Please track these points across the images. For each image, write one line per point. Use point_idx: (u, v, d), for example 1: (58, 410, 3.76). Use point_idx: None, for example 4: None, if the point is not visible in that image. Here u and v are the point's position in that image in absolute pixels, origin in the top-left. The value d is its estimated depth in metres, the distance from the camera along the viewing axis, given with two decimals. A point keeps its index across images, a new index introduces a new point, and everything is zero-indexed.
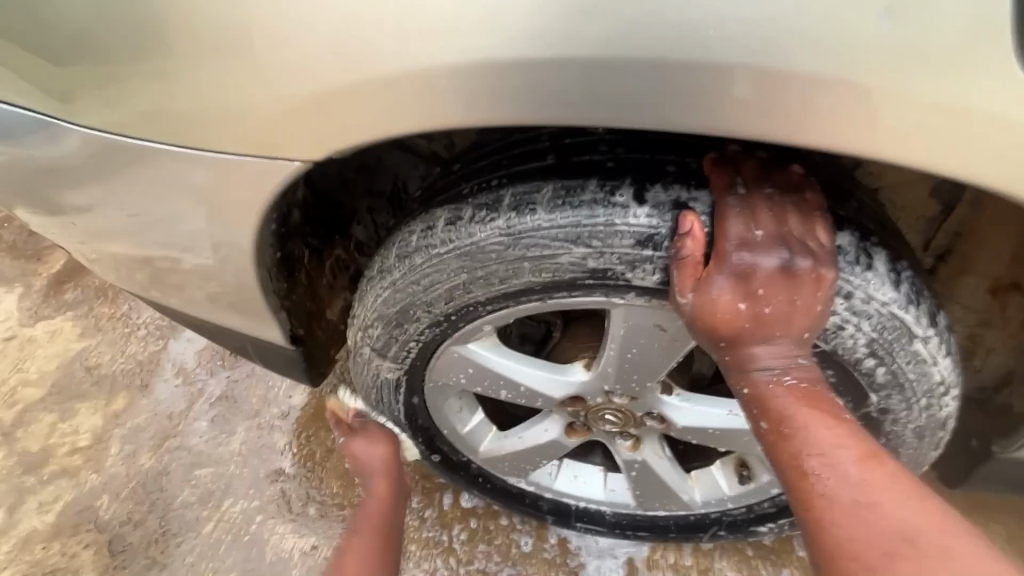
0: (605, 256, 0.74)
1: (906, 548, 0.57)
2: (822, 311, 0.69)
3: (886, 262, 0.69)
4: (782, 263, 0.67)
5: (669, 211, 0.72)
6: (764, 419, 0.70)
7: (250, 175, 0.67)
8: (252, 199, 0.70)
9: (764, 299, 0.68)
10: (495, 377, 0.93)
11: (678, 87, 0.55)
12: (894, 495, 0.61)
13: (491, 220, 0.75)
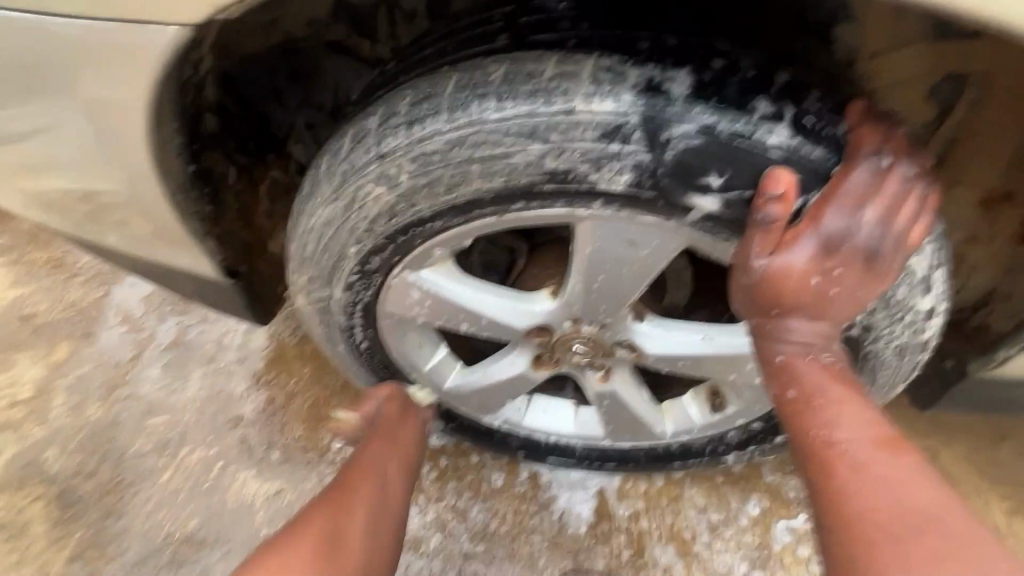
0: (562, 154, 0.49)
1: (863, 450, 0.52)
2: (875, 272, 0.52)
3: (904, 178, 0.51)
4: (842, 209, 0.50)
5: (637, 92, 0.47)
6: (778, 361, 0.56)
7: (114, 65, 0.53)
8: (132, 88, 0.55)
9: (835, 257, 0.51)
10: (450, 309, 0.73)
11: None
12: (858, 402, 0.55)
13: (435, 117, 0.51)
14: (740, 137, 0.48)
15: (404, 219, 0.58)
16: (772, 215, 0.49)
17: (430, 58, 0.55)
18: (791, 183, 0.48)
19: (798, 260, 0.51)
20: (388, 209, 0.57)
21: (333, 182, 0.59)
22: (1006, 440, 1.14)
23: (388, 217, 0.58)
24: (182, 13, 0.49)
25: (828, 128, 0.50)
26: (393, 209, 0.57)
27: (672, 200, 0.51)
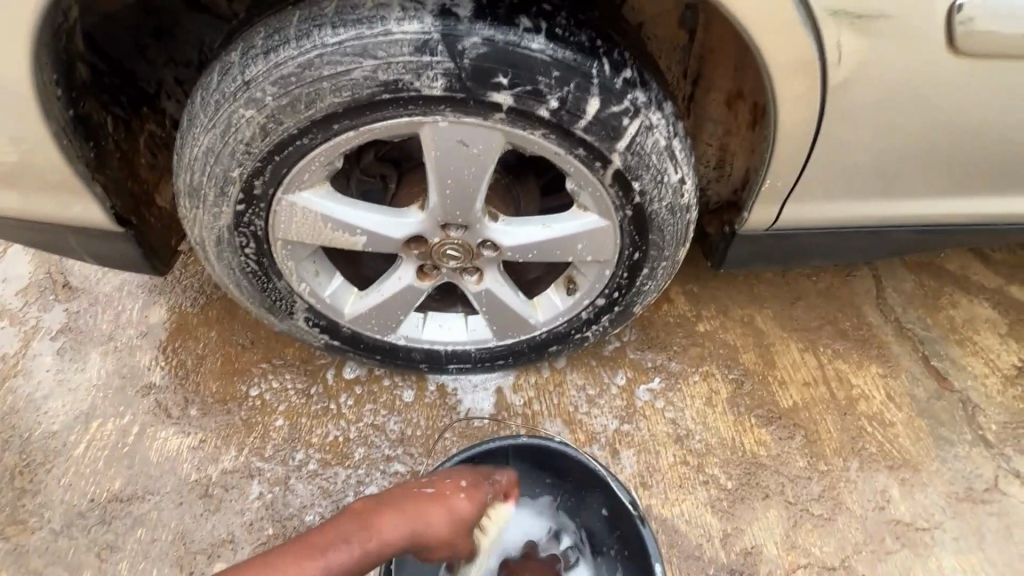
0: (390, 67, 0.66)
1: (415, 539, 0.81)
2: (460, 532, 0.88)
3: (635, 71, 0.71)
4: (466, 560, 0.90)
5: (434, 15, 0.65)
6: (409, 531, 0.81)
7: (1, 15, 0.63)
8: (19, 35, 0.64)
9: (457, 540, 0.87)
10: (333, 228, 0.87)
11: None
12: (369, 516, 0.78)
13: (286, 45, 0.67)
14: (514, 45, 0.66)
15: (275, 138, 0.71)
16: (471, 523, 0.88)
17: (279, 2, 0.70)
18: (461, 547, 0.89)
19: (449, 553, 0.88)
20: (260, 128, 0.71)
21: (209, 112, 0.73)
22: (799, 299, 1.50)
23: (261, 136, 0.71)
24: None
25: (582, 36, 0.69)
26: (265, 129, 0.71)
27: (478, 98, 0.68)
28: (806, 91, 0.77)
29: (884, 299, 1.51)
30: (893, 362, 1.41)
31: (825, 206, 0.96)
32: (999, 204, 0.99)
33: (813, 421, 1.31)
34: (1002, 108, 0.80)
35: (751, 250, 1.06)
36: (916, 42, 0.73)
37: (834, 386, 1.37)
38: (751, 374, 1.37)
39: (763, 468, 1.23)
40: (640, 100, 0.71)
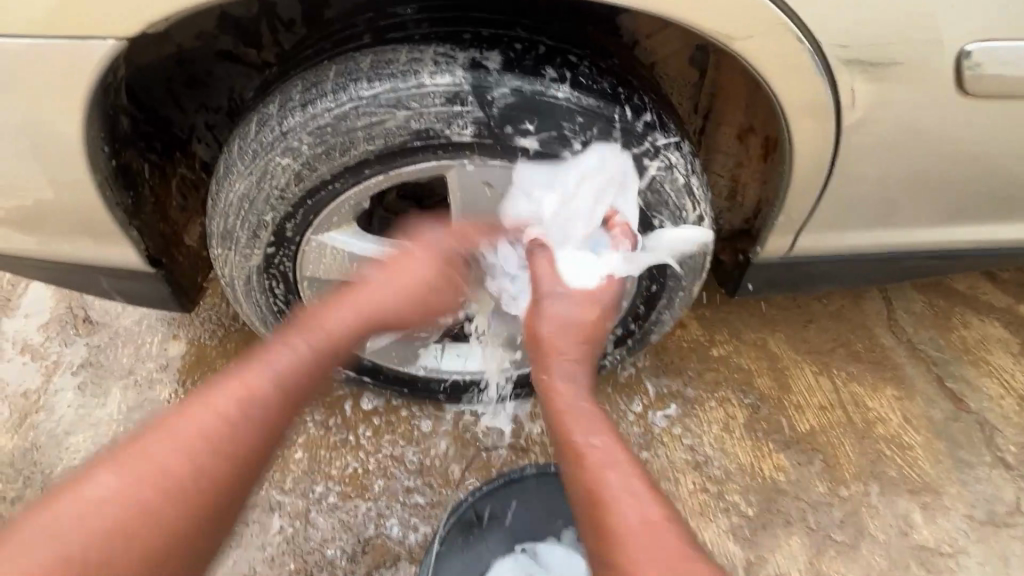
0: (422, 117, 0.69)
1: (216, 435, 0.69)
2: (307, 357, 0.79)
3: (654, 113, 0.75)
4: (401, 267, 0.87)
5: (464, 68, 0.69)
6: (230, 405, 0.71)
7: (53, 73, 0.66)
8: (69, 91, 0.68)
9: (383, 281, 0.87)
10: (357, 264, 0.88)
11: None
12: (193, 413, 0.69)
13: (322, 98, 0.71)
14: (540, 94, 0.70)
15: (311, 184, 0.74)
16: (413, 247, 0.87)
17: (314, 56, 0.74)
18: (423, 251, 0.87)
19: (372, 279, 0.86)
20: (298, 175, 0.74)
21: (248, 160, 0.76)
22: (811, 320, 1.51)
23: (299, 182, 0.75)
24: (111, 27, 0.64)
25: (603, 83, 0.73)
26: (303, 176, 0.74)
27: (505, 144, 0.72)
28: (819, 131, 0.80)
29: (895, 320, 1.53)
30: (908, 384, 1.41)
31: (839, 235, 0.98)
32: (1008, 231, 1.02)
33: (831, 445, 1.31)
34: (1007, 145, 0.83)
35: (766, 278, 1.08)
36: (926, 85, 0.75)
37: (850, 409, 1.37)
38: (767, 398, 1.38)
39: (783, 494, 1.23)
40: (660, 141, 0.75)
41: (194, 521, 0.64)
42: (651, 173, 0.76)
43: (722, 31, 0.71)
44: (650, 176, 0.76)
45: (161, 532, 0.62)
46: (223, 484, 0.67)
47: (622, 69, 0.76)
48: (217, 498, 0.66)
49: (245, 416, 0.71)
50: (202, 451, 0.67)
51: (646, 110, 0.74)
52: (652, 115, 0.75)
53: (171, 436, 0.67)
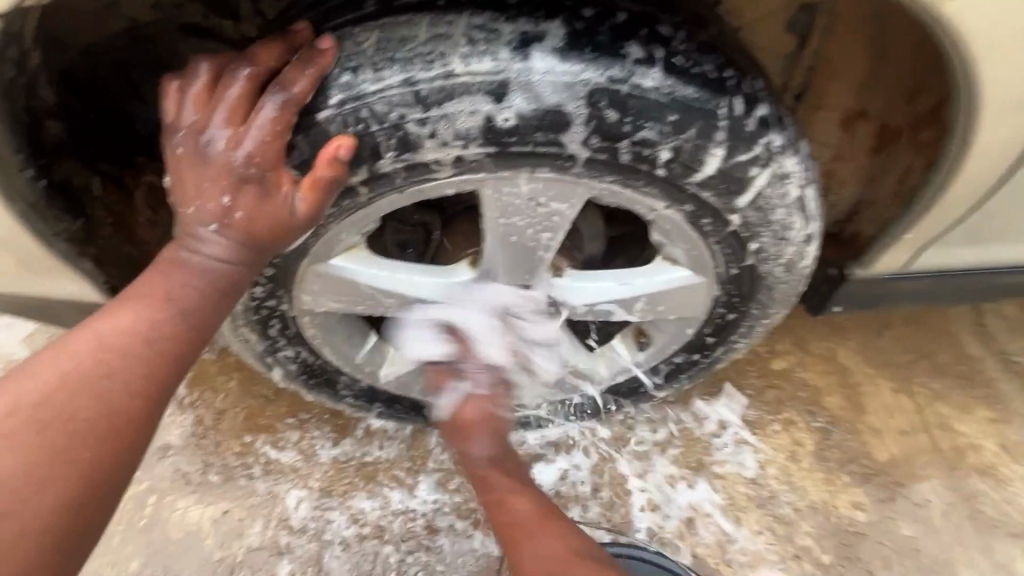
0: (452, 118, 0.53)
1: (81, 397, 0.54)
2: (186, 282, 0.59)
3: (766, 107, 0.56)
4: (244, 170, 0.54)
5: (512, 48, 0.52)
6: (99, 371, 0.55)
7: None
8: None
9: (230, 208, 0.56)
10: (369, 293, 0.74)
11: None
12: (69, 357, 0.55)
13: (323, 94, 0.54)
14: (618, 83, 0.52)
15: (272, 214, 0.56)
16: (251, 145, 0.54)
17: (296, 33, 0.55)
18: (268, 109, 0.53)
19: (241, 192, 0.56)
20: (255, 201, 0.56)
21: (178, 184, 0.56)
22: (889, 326, 1.31)
23: (257, 209, 0.56)
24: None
25: (704, 66, 0.54)
26: (266, 205, 0.56)
27: (559, 151, 0.54)
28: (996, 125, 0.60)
29: (985, 326, 1.31)
30: (1003, 404, 1.22)
31: (964, 249, 0.82)
32: None
33: (916, 478, 1.13)
34: None
35: (864, 297, 0.89)
36: None
37: (936, 433, 1.19)
38: (840, 420, 1.20)
39: (862, 538, 1.07)
40: (773, 143, 0.56)
41: (71, 518, 0.52)
42: (756, 187, 0.58)
43: None
44: (753, 188, 0.58)
45: (17, 543, 0.49)
46: (100, 465, 0.53)
47: (724, 44, 0.56)
48: (105, 478, 0.53)
49: (122, 355, 0.56)
50: (75, 413, 0.53)
51: (757, 102, 0.55)
52: (765, 109, 0.56)
53: (12, 408, 0.52)
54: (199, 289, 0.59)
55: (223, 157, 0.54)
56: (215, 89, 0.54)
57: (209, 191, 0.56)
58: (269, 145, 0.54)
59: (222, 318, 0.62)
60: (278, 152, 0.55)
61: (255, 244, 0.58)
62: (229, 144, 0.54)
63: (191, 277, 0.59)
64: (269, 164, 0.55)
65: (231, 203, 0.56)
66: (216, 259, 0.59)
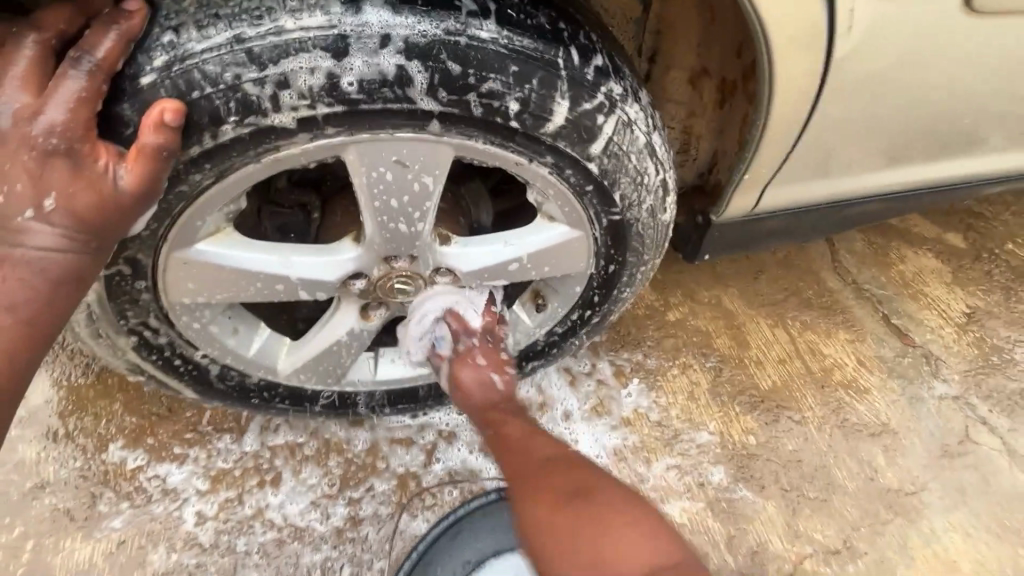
0: (291, 77, 0.53)
1: None
2: (8, 278, 0.54)
3: (602, 57, 0.61)
4: (49, 144, 0.51)
5: (344, 5, 0.53)
6: None
7: None
8: None
9: (43, 189, 0.52)
10: (244, 277, 0.71)
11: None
12: None
13: (149, 56, 0.53)
14: (455, 35, 0.55)
15: (94, 189, 0.53)
16: (52, 117, 0.50)
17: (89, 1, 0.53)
18: (71, 78, 0.51)
19: (52, 171, 0.51)
20: (69, 176, 0.52)
21: None
22: (763, 271, 1.46)
23: (74, 184, 0.52)
24: None
25: (537, 19, 0.58)
26: (84, 179, 0.52)
27: (407, 106, 0.56)
28: (799, 68, 0.69)
29: (839, 263, 1.50)
30: (858, 327, 1.41)
31: (805, 189, 0.93)
32: (957, 165, 1.01)
33: (794, 399, 1.28)
34: (961, 84, 0.79)
35: (723, 240, 1.00)
36: (907, 6, 0.66)
37: (807, 359, 1.34)
38: (728, 359, 1.32)
39: (754, 458, 1.19)
40: (611, 89, 0.62)
41: None
42: (603, 130, 0.63)
43: None
44: (602, 133, 0.63)
45: None
46: None
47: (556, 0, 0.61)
48: None
49: None
50: None
51: (591, 53, 0.61)
52: (600, 59, 0.61)
53: None
54: (26, 281, 0.55)
55: (19, 133, 0.50)
56: (0, 61, 0.50)
57: (15, 174, 0.51)
58: (74, 115, 0.51)
59: (61, 313, 0.58)
60: (87, 123, 0.52)
61: (80, 225, 0.54)
62: (22, 118, 0.50)
63: (15, 272, 0.54)
64: (78, 136, 0.52)
65: (43, 183, 0.52)
66: (43, 248, 0.54)
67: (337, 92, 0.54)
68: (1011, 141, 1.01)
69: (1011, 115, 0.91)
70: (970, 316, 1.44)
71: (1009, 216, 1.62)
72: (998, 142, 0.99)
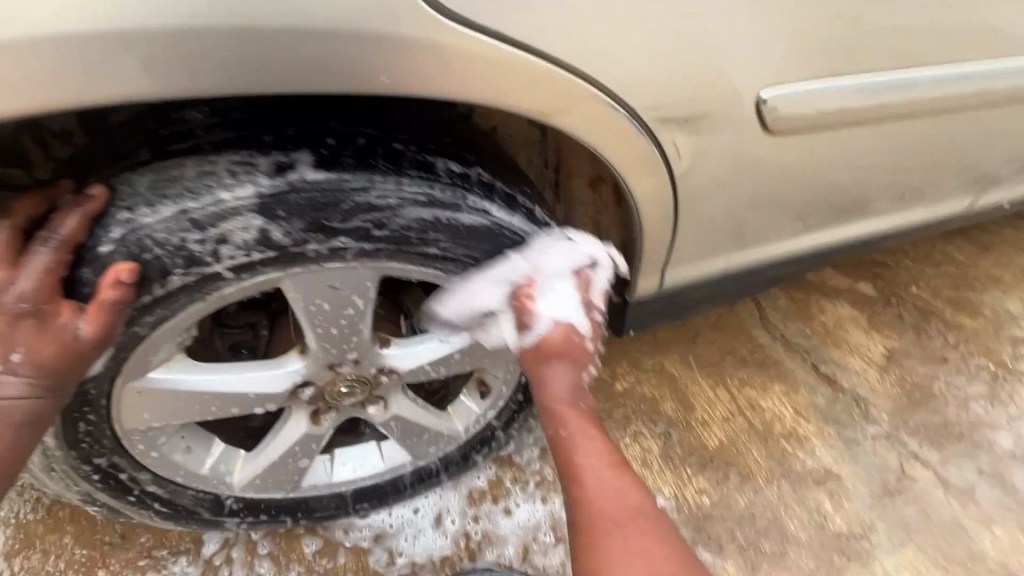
0: (229, 235, 0.65)
1: None
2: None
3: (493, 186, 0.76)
4: (19, 312, 0.61)
5: (268, 174, 0.65)
6: None
7: None
8: None
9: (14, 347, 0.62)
10: (197, 399, 0.77)
11: (211, 42, 0.57)
12: None
13: (106, 229, 0.62)
14: (362, 189, 0.67)
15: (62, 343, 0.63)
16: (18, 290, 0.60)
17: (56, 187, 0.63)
18: (34, 256, 0.60)
19: (23, 330, 0.62)
20: (37, 335, 0.62)
21: None
22: (700, 333, 1.57)
23: (40, 342, 0.62)
24: None
25: (433, 166, 0.72)
26: (50, 335, 0.63)
27: (331, 247, 0.69)
28: (655, 181, 0.84)
29: (767, 318, 1.62)
30: (791, 377, 1.50)
31: (710, 263, 1.05)
32: (840, 229, 1.16)
33: (741, 454, 1.35)
34: (811, 168, 0.95)
35: (643, 314, 1.11)
36: (734, 126, 0.82)
37: (749, 414, 1.42)
38: (676, 422, 1.39)
39: (709, 518, 1.24)
40: (506, 212, 0.76)
41: None
42: (502, 242, 0.78)
43: (542, 114, 0.71)
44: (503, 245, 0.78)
45: None
46: None
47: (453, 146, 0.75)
48: None
49: None
50: None
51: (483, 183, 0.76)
52: (493, 187, 0.76)
53: None
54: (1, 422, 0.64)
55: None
56: None
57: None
58: (38, 286, 0.61)
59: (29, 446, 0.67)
60: (50, 289, 0.62)
61: (46, 374, 0.64)
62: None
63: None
64: (43, 300, 0.61)
65: (15, 341, 0.62)
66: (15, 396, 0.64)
67: (269, 243, 0.66)
68: (894, 204, 1.16)
69: (874, 187, 1.07)
70: (890, 357, 1.56)
71: (911, 261, 1.79)
72: (873, 207, 1.14)
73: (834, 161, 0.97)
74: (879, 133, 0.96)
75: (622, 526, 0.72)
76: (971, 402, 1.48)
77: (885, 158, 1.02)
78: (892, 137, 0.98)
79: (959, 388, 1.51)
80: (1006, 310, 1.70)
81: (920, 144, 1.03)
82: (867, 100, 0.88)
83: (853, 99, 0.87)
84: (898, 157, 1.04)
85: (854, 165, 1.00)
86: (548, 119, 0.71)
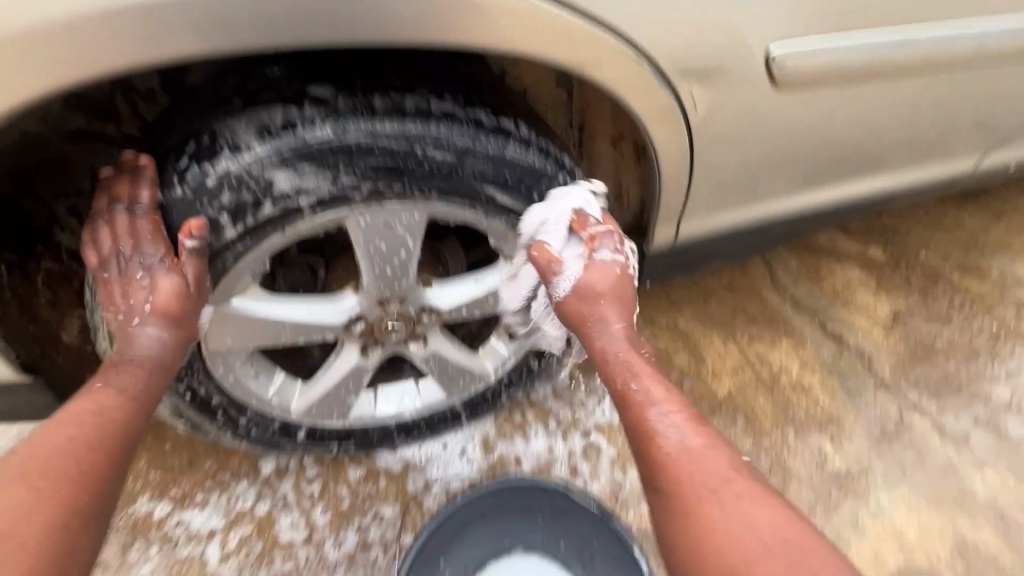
0: (311, 170, 0.75)
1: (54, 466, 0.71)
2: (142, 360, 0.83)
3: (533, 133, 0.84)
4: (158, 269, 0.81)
5: (344, 118, 0.74)
6: (74, 436, 0.74)
7: None
8: None
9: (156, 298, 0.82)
10: (269, 326, 0.89)
11: (263, 14, 0.66)
12: (42, 437, 0.74)
13: (210, 165, 0.74)
14: (423, 131, 0.76)
15: (175, 292, 0.80)
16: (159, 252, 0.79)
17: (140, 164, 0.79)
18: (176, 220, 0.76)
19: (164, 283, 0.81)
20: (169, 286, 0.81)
21: (118, 298, 0.85)
22: (712, 293, 1.65)
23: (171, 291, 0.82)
24: None
25: (481, 114, 0.81)
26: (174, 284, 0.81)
27: (396, 185, 0.78)
28: (673, 133, 0.92)
29: (777, 280, 1.70)
30: (799, 333, 1.59)
31: (723, 216, 1.13)
32: (848, 187, 1.22)
33: (748, 402, 1.44)
34: (820, 125, 1.02)
35: (660, 266, 1.20)
36: (747, 81, 0.90)
37: (757, 366, 1.51)
38: (687, 373, 1.49)
39: None
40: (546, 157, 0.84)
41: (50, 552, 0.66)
42: (543, 184, 0.86)
43: (573, 67, 0.79)
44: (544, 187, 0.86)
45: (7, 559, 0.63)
46: (77, 508, 0.70)
47: (496, 98, 0.84)
48: (87, 516, 0.71)
49: (84, 428, 0.76)
50: (52, 473, 0.70)
51: (525, 130, 0.84)
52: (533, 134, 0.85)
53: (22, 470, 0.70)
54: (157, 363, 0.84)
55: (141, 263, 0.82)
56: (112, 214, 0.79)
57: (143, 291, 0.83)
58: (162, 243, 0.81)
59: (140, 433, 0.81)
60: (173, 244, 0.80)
61: (179, 319, 0.82)
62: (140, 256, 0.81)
63: (144, 361, 0.83)
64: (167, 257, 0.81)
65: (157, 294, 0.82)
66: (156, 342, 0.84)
67: (344, 179, 0.76)
68: (900, 163, 1.23)
69: (880, 145, 1.14)
70: (895, 316, 1.64)
71: (921, 227, 1.85)
72: (880, 166, 1.20)
73: (843, 118, 1.03)
74: (884, 92, 1.02)
75: (717, 498, 0.76)
76: (972, 358, 1.55)
77: (892, 116, 1.09)
78: (899, 94, 1.04)
79: (961, 345, 1.58)
80: (1012, 274, 1.75)
81: (926, 103, 1.09)
82: (873, 56, 0.95)
83: (861, 56, 0.94)
84: (905, 116, 1.10)
85: (862, 123, 1.07)
86: (578, 71, 0.79)
